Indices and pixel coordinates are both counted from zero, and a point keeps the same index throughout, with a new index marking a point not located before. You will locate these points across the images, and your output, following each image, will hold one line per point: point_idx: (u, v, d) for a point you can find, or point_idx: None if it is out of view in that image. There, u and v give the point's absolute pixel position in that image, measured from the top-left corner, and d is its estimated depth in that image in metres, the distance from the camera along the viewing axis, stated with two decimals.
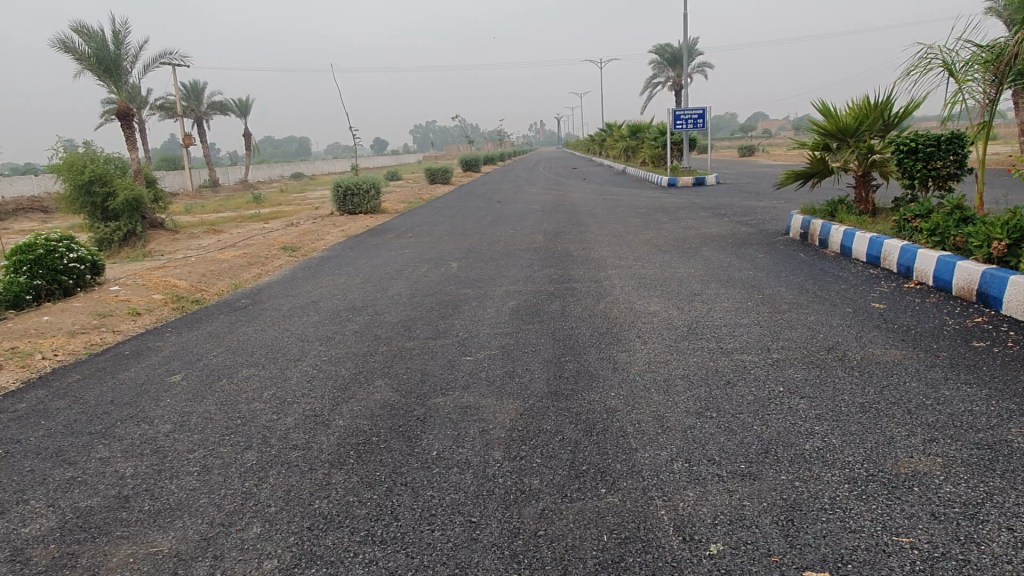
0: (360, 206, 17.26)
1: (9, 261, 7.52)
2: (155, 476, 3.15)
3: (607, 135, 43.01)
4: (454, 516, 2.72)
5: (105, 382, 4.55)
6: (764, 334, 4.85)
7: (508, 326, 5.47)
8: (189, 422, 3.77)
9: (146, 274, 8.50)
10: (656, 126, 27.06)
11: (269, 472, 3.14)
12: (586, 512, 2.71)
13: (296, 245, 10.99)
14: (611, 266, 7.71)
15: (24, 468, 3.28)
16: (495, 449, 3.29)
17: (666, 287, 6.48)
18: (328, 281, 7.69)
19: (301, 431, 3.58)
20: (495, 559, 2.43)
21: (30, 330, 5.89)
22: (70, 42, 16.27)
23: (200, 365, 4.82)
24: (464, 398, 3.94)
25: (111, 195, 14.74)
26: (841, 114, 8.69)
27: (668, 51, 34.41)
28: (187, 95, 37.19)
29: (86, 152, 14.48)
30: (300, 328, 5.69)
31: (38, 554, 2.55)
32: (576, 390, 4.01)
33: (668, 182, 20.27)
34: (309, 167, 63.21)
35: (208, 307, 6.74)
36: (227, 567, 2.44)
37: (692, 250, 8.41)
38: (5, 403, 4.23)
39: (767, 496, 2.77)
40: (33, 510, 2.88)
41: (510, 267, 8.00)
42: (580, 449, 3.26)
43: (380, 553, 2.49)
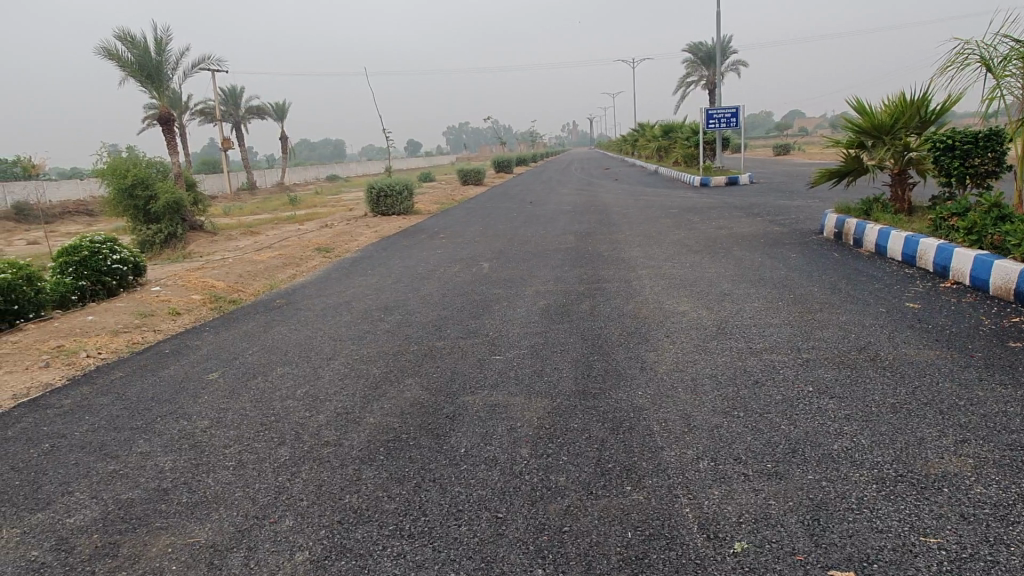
0: (393, 207, 17.42)
1: (55, 263, 7.78)
2: (193, 471, 3.25)
3: (639, 135, 42.81)
4: (481, 512, 2.76)
5: (147, 380, 4.69)
6: (794, 334, 4.82)
7: (537, 326, 5.50)
8: (226, 419, 3.88)
9: (186, 275, 8.69)
10: (689, 127, 26.86)
11: (301, 468, 3.22)
12: (611, 509, 2.74)
13: (331, 246, 11.16)
14: (642, 267, 7.69)
15: (69, 462, 3.41)
16: (523, 447, 3.32)
17: (696, 287, 6.46)
18: (361, 281, 7.82)
19: (332, 428, 3.66)
20: (521, 553, 2.48)
21: (74, 329, 6.08)
22: (114, 49, 16.76)
23: (237, 364, 4.93)
24: (493, 397, 3.98)
25: (153, 199, 15.11)
26: (876, 112, 8.55)
27: (702, 49, 34.08)
28: (226, 101, 37.97)
29: (130, 157, 14.90)
30: (333, 328, 5.80)
31: (82, 544, 2.66)
32: (604, 389, 4.03)
33: (701, 182, 20.09)
34: (344, 168, 64.05)
35: (245, 308, 6.89)
36: (260, 559, 2.52)
37: (723, 250, 8.35)
38: (52, 399, 4.39)
39: (792, 496, 2.76)
40: (77, 502, 2.99)
41: (541, 268, 8.03)
42: (606, 447, 3.28)
43: (408, 547, 2.55)
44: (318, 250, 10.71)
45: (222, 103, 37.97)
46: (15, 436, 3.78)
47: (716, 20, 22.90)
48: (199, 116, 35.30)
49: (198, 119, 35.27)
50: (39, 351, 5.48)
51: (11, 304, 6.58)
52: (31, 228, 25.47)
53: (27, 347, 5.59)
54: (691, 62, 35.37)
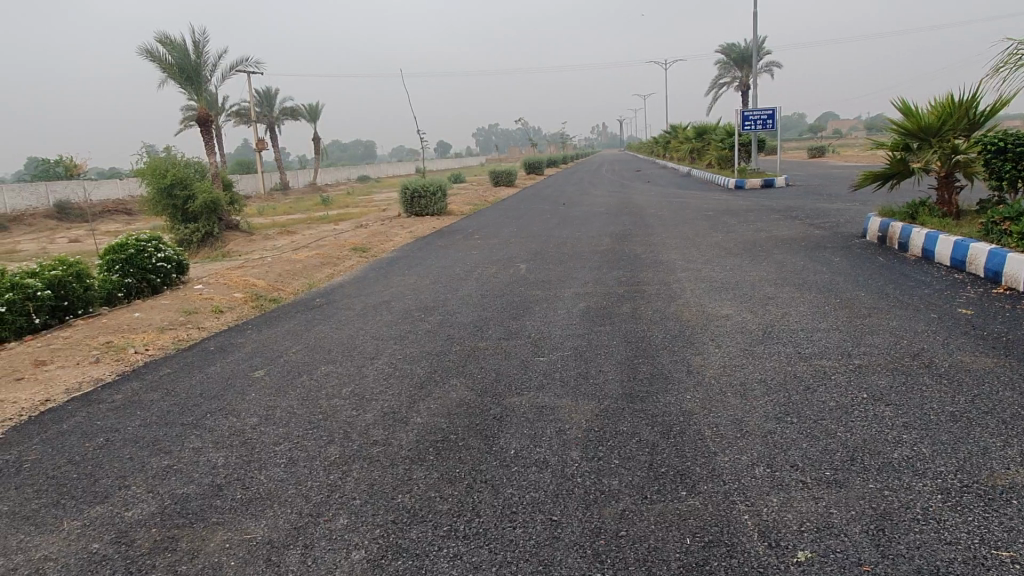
0: (426, 208, 17.50)
1: (103, 260, 7.93)
2: (245, 467, 3.27)
3: (672, 137, 42.46)
4: (535, 514, 2.74)
5: (194, 376, 4.75)
6: (844, 340, 4.72)
7: (580, 328, 5.47)
8: (274, 416, 3.91)
9: (227, 273, 8.82)
10: (724, 128, 26.57)
11: (352, 467, 3.23)
12: (668, 514, 2.70)
13: (367, 246, 11.26)
14: (681, 269, 7.63)
15: (124, 455, 3.46)
16: (573, 449, 3.29)
17: (739, 290, 6.38)
18: (400, 281, 7.85)
19: (380, 427, 3.66)
20: (578, 557, 2.45)
21: (122, 325, 6.20)
22: (154, 51, 17.08)
23: (282, 361, 4.98)
24: (540, 398, 3.97)
25: (191, 198, 15.34)
26: (923, 113, 8.38)
27: (736, 50, 33.64)
28: (261, 103, 38.53)
29: (168, 157, 15.16)
30: (374, 327, 5.82)
31: (141, 538, 2.69)
32: (651, 392, 3.98)
33: (736, 184, 19.87)
34: (376, 169, 64.48)
35: (285, 306, 6.95)
36: (317, 556, 2.52)
37: (763, 253, 8.24)
38: (104, 394, 4.47)
39: (854, 505, 2.70)
40: (134, 495, 3.03)
41: (579, 269, 7.99)
42: (657, 451, 3.24)
43: (464, 548, 2.53)
44: (355, 249, 10.79)
45: (257, 104, 38.50)
46: (71, 430, 3.85)
47: (753, 21, 22.58)
48: (234, 118, 35.81)
49: (234, 120, 35.77)
50: (89, 346, 5.58)
51: (60, 300, 6.73)
52: (74, 226, 26.03)
53: (77, 342, 5.70)
54: (724, 63, 35.06)
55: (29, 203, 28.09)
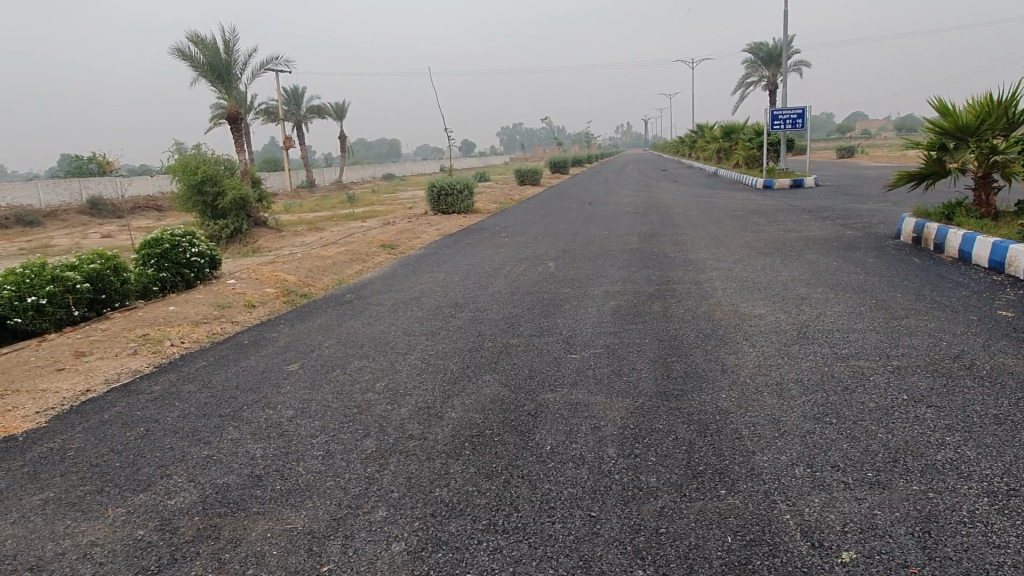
0: (452, 206, 17.56)
1: (139, 255, 8.06)
2: (283, 458, 3.31)
3: (698, 136, 42.16)
4: (573, 510, 2.73)
5: (230, 369, 4.81)
6: (881, 341, 4.65)
7: (612, 325, 5.46)
8: (310, 409, 3.94)
9: (258, 269, 8.92)
10: (752, 127, 26.32)
11: (389, 460, 3.24)
12: (708, 512, 2.68)
13: (394, 243, 11.31)
14: (711, 268, 7.57)
15: (165, 445, 3.52)
16: (610, 446, 3.29)
17: (772, 290, 6.32)
18: (428, 278, 7.88)
19: (415, 421, 3.68)
20: (619, 553, 2.44)
21: (157, 318, 6.29)
22: (186, 50, 17.31)
23: (315, 355, 5.03)
24: (574, 395, 3.96)
25: (221, 195, 15.53)
26: (960, 112, 8.24)
27: (765, 49, 33.31)
28: (289, 101, 38.91)
29: (199, 154, 15.35)
30: (405, 323, 5.85)
31: (185, 526, 2.73)
32: (686, 390, 3.96)
33: (764, 184, 19.68)
34: (401, 168, 64.78)
35: (316, 302, 7.01)
36: (358, 547, 2.54)
37: (795, 254, 8.16)
38: (143, 385, 4.55)
39: (899, 507, 2.66)
40: (176, 484, 3.08)
41: (608, 268, 7.96)
42: (694, 449, 3.21)
43: (503, 542, 2.53)
44: (383, 246, 10.85)
45: (285, 103, 38.90)
46: (112, 419, 3.92)
47: (783, 19, 22.33)
48: (262, 116, 36.17)
49: (262, 119, 36.12)
50: (127, 338, 5.68)
51: (98, 293, 6.86)
52: (106, 222, 26.48)
53: (115, 334, 5.81)
54: (752, 62, 34.71)
55: (63, 198, 28.64)
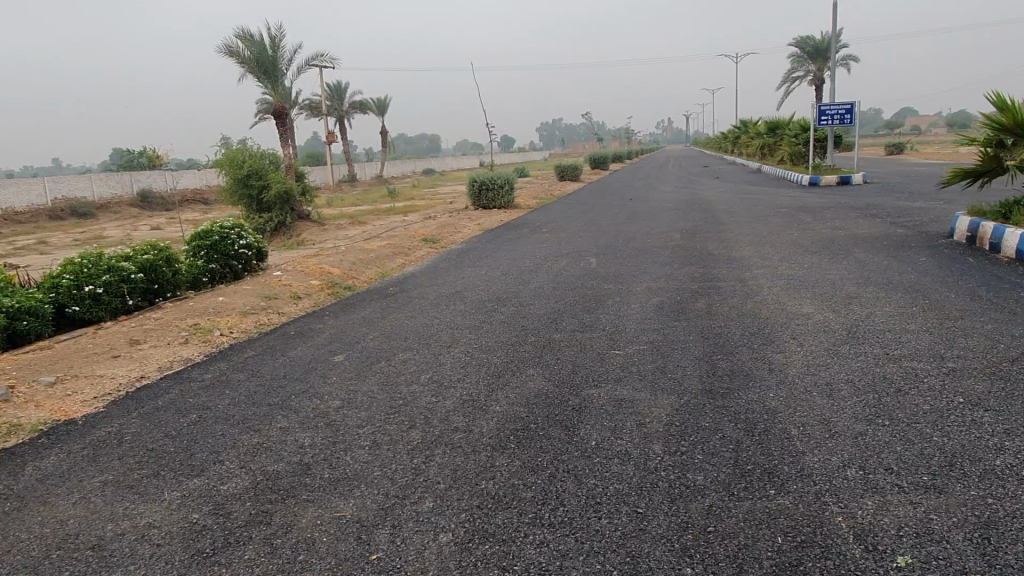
0: (493, 201, 17.59)
1: (189, 247, 8.26)
2: (331, 447, 3.36)
3: (742, 132, 41.52)
4: (620, 506, 2.72)
5: (277, 359, 4.90)
6: (935, 342, 4.53)
7: (655, 322, 5.42)
8: (356, 399, 4.00)
9: (303, 261, 9.06)
10: (798, 123, 25.81)
11: (435, 452, 3.27)
12: (757, 512, 2.65)
13: (436, 237, 11.38)
14: (756, 266, 7.46)
15: (217, 432, 3.60)
16: (655, 443, 3.26)
17: (819, 289, 6.20)
18: (470, 272, 7.92)
19: (460, 414, 3.70)
20: (666, 551, 2.42)
21: (207, 308, 6.43)
22: (234, 46, 17.65)
23: (360, 347, 5.09)
24: (618, 391, 3.94)
25: (266, 188, 15.80)
26: (1020, 108, 7.96)
27: (812, 43, 32.62)
28: (332, 96, 39.42)
29: (245, 149, 15.66)
30: (448, 316, 5.89)
31: (237, 510, 2.79)
32: (733, 389, 3.91)
33: (810, 181, 19.30)
34: (441, 162, 65.20)
35: (360, 294, 7.10)
36: (406, 537, 2.56)
37: (843, 252, 7.99)
38: (194, 373, 4.66)
39: (956, 512, 2.59)
40: (227, 470, 3.15)
41: (651, 264, 7.90)
42: (742, 448, 3.18)
43: (549, 535, 2.54)
44: (425, 240, 10.92)
45: (328, 98, 39.41)
46: (166, 406, 4.03)
47: (832, 13, 21.81)
48: (306, 111, 36.68)
49: (306, 113, 36.61)
50: (178, 328, 5.82)
51: (150, 283, 7.04)
52: (157, 214, 27.16)
53: (167, 323, 5.95)
54: (798, 57, 34.02)
55: (115, 191, 29.43)
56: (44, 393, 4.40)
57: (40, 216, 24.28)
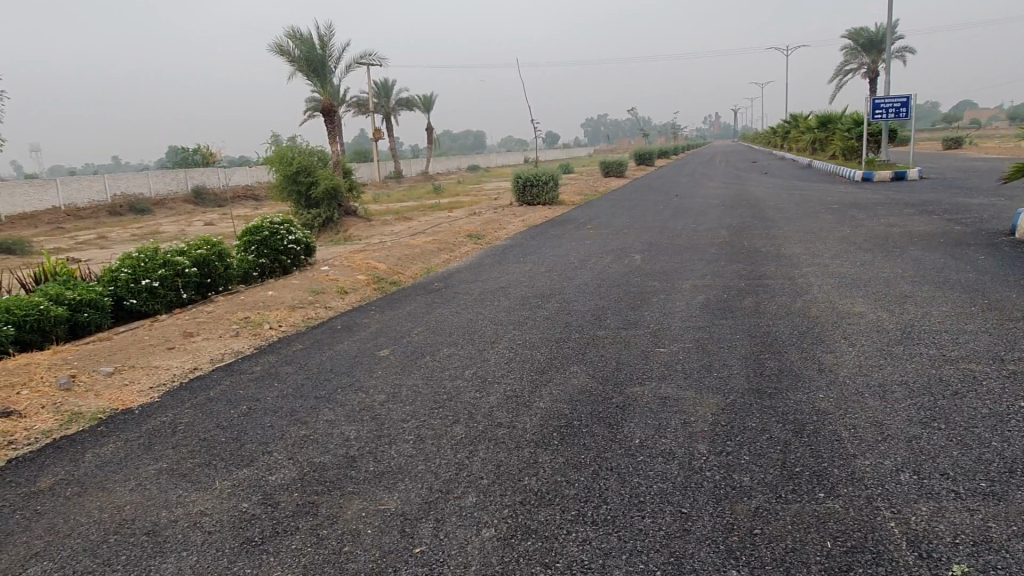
0: (538, 197, 17.57)
1: (240, 242, 8.45)
2: (376, 441, 3.40)
3: (792, 126, 40.68)
4: (664, 505, 2.70)
5: (324, 352, 4.99)
6: (995, 344, 4.37)
7: (701, 320, 5.35)
8: (401, 394, 4.04)
9: (350, 256, 9.19)
10: (851, 116, 25.14)
11: (478, 447, 3.28)
12: (805, 515, 2.59)
13: (480, 233, 11.43)
14: (806, 264, 7.30)
15: (266, 423, 3.67)
16: (700, 443, 3.22)
17: (872, 288, 6.03)
18: (515, 268, 7.92)
19: (504, 409, 3.71)
20: (711, 552, 2.39)
21: (257, 302, 6.57)
22: (284, 46, 17.97)
23: (405, 342, 5.14)
24: (663, 389, 3.90)
25: (314, 185, 16.07)
26: None
27: (866, 34, 31.72)
28: (379, 94, 39.88)
29: (294, 146, 15.96)
30: (492, 312, 5.91)
31: (285, 501, 2.85)
32: (780, 388, 3.84)
33: (863, 176, 18.79)
34: (486, 159, 65.37)
35: (405, 289, 7.17)
36: (449, 531, 2.58)
37: (897, 250, 7.76)
38: (244, 365, 4.77)
39: (1016, 521, 2.49)
40: (276, 461, 3.22)
41: (697, 262, 7.79)
42: (790, 450, 3.11)
43: (592, 533, 2.53)
44: (470, 236, 10.97)
45: (375, 96, 39.83)
46: (218, 397, 4.13)
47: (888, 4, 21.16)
48: (354, 108, 37.14)
49: (353, 110, 37.08)
50: (230, 321, 5.96)
51: (203, 277, 7.23)
52: (210, 210, 27.85)
53: (219, 317, 6.10)
54: (851, 49, 33.13)
55: (170, 187, 30.27)
56: (103, 382, 4.56)
57: (100, 213, 25.12)
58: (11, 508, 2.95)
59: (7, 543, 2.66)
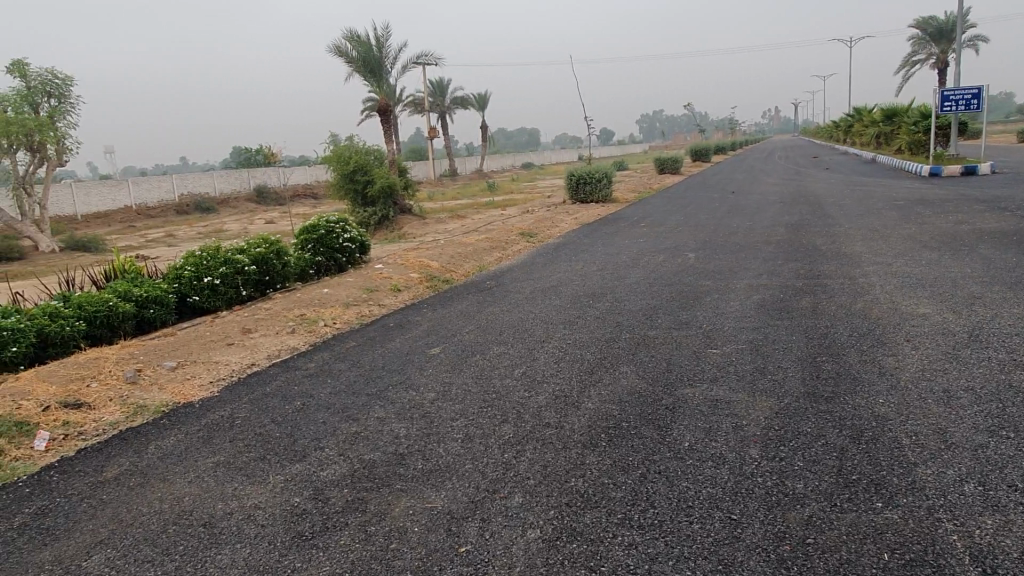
0: (591, 195, 17.46)
1: (298, 240, 8.65)
2: (425, 439, 3.43)
3: (855, 120, 39.44)
4: (713, 511, 2.65)
5: (377, 350, 5.07)
6: None
7: (756, 321, 5.23)
8: (450, 392, 4.07)
9: (404, 254, 9.30)
10: (918, 109, 24.22)
11: (525, 447, 3.28)
12: (861, 526, 2.51)
13: (533, 231, 11.43)
14: (868, 262, 7.06)
15: (319, 420, 3.75)
16: (752, 447, 3.15)
17: (938, 288, 5.80)
18: (567, 267, 7.89)
19: (552, 409, 3.70)
20: (761, 561, 2.33)
21: (313, 300, 6.72)
22: (342, 47, 18.30)
23: (456, 340, 5.17)
24: (715, 391, 3.83)
25: (370, 183, 16.31)
26: None
27: (935, 23, 30.50)
28: (435, 92, 40.27)
29: (351, 145, 16.24)
30: (543, 311, 5.90)
31: (336, 497, 2.90)
32: (838, 392, 3.72)
33: (930, 172, 18.09)
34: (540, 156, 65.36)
35: (457, 288, 7.21)
36: (494, 531, 2.59)
37: (966, 248, 7.45)
38: (299, 362, 4.88)
39: None
40: (327, 457, 3.28)
41: (753, 260, 7.62)
42: (847, 457, 3.02)
43: (639, 538, 2.50)
44: (522, 234, 10.98)
45: (431, 95, 40.22)
46: (274, 393, 4.24)
47: None
48: (410, 107, 37.58)
49: (410, 109, 37.50)
50: (286, 318, 6.10)
51: (262, 275, 7.43)
52: (271, 209, 28.56)
53: (276, 313, 6.25)
54: (919, 39, 31.93)
55: (234, 186, 31.16)
56: (167, 376, 4.73)
57: (168, 212, 26.04)
58: (79, 497, 3.08)
59: (74, 530, 2.78)
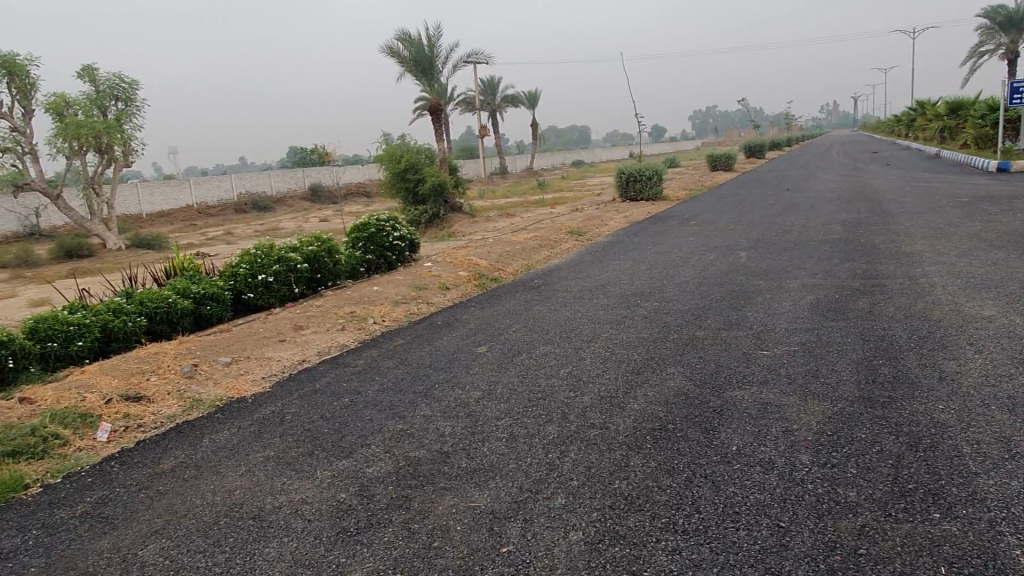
0: (642, 192, 17.27)
1: (349, 238, 8.78)
2: (469, 438, 3.45)
3: (919, 114, 38.07)
4: (760, 518, 2.59)
5: (424, 347, 5.11)
6: None
7: (809, 322, 5.10)
8: (496, 391, 4.08)
9: (453, 253, 9.36)
10: (986, 102, 23.23)
11: (569, 448, 3.27)
12: (917, 537, 2.42)
13: (583, 230, 11.36)
14: (929, 262, 6.81)
15: (365, 417, 3.80)
16: (803, 453, 3.07)
17: (1004, 289, 5.55)
18: (615, 266, 7.83)
19: (597, 410, 3.68)
20: (810, 571, 2.27)
21: (362, 297, 6.82)
22: (395, 47, 18.53)
23: (502, 339, 5.18)
24: (764, 394, 3.75)
25: (421, 181, 16.47)
26: None
27: (1005, 12, 29.20)
28: (485, 91, 40.41)
29: (402, 144, 16.42)
30: (591, 310, 5.86)
31: (381, 493, 2.94)
32: (894, 397, 3.60)
33: (999, 167, 17.35)
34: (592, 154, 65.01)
35: (505, 286, 7.22)
36: (537, 532, 2.58)
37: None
38: (348, 359, 4.96)
39: None
40: (373, 454, 3.32)
41: (808, 259, 7.43)
42: (903, 464, 2.91)
43: (683, 543, 2.46)
44: (572, 233, 10.93)
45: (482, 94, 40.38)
46: (323, 389, 4.31)
47: None
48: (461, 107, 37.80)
49: (461, 109, 37.71)
50: (336, 315, 6.21)
51: (314, 273, 7.57)
52: (325, 207, 29.10)
53: (327, 311, 6.37)
54: (988, 29, 30.62)
55: (290, 186, 31.83)
56: (222, 371, 4.87)
57: (227, 212, 26.77)
58: (136, 487, 3.19)
59: (131, 520, 2.88)
